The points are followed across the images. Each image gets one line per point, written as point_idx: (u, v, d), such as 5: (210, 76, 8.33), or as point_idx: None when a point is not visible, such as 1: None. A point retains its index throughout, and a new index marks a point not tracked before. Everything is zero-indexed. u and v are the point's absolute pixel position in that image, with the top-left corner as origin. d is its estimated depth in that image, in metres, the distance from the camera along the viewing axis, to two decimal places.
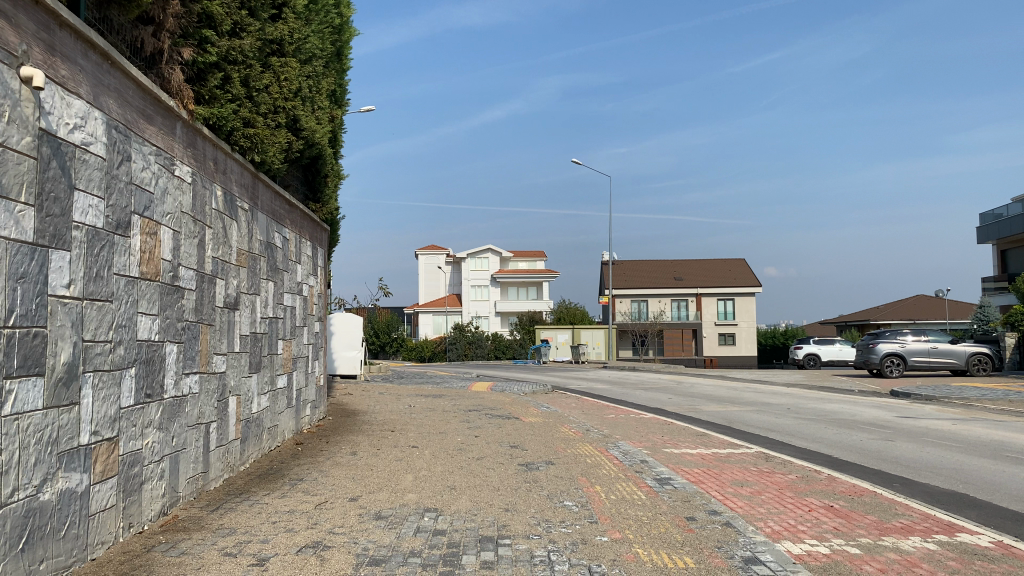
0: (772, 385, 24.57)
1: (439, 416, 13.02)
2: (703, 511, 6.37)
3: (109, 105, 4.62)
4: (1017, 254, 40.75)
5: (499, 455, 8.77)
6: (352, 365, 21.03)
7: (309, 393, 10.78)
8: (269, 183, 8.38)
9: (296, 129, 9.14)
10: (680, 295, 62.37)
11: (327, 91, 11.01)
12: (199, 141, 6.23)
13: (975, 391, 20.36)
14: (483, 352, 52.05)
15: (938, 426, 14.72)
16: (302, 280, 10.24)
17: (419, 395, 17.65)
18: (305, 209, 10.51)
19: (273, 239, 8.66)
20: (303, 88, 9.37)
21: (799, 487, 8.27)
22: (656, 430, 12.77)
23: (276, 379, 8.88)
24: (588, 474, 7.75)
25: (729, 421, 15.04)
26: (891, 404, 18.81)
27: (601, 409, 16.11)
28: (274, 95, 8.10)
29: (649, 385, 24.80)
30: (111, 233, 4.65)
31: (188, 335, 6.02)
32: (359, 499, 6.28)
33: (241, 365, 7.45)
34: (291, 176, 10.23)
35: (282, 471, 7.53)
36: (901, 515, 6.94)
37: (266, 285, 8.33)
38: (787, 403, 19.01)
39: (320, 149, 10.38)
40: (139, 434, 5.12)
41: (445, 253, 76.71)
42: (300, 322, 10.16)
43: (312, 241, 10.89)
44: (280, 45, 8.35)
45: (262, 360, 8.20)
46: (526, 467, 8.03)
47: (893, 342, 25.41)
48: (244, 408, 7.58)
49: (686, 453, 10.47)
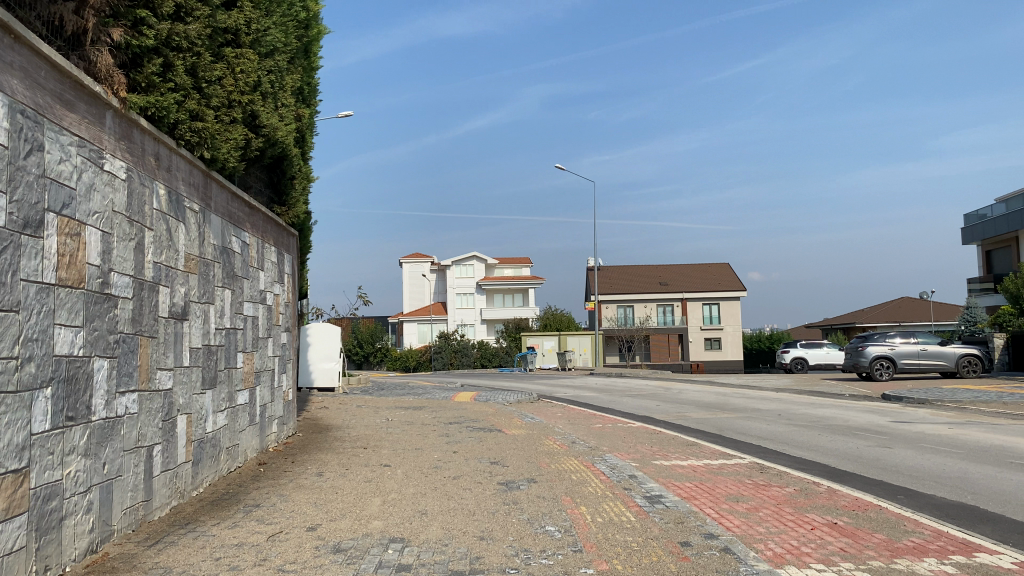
0: (761, 391, 24.05)
1: (417, 430, 12.37)
2: (699, 535, 5.78)
3: (13, 85, 4.03)
4: (1002, 254, 40.60)
5: (478, 473, 8.16)
6: (329, 377, 20.40)
7: (276, 409, 10.14)
8: (224, 183, 7.78)
9: (256, 126, 8.55)
10: (666, 300, 61.95)
11: (292, 89, 10.45)
12: (136, 134, 5.63)
13: (967, 393, 19.95)
14: (469, 361, 51.35)
15: (934, 431, 14.24)
16: (266, 288, 9.63)
17: (399, 407, 17.01)
18: (269, 212, 9.89)
19: (230, 243, 8.05)
20: (263, 82, 8.78)
21: (798, 502, 7.71)
22: (645, 441, 12.19)
23: (235, 395, 8.24)
24: (572, 494, 7.15)
25: (719, 429, 14.48)
26: (884, 409, 18.31)
27: (588, 419, 15.46)
28: (228, 88, 7.51)
29: (636, 392, 24.19)
30: (16, 233, 4.04)
31: (123, 349, 5.40)
32: (318, 529, 5.67)
33: (192, 381, 6.83)
34: (254, 177, 9.65)
35: (237, 496, 6.88)
36: (912, 533, 6.39)
37: (221, 294, 7.72)
38: (778, 409, 18.54)
39: (285, 149, 9.80)
40: (58, 463, 4.49)
41: (431, 261, 76.09)
42: (263, 334, 9.52)
43: (278, 247, 10.28)
44: (235, 34, 7.77)
45: (217, 375, 7.58)
46: (505, 487, 7.42)
47: (882, 344, 24.99)
48: (196, 428, 6.95)
49: (677, 465, 9.89)
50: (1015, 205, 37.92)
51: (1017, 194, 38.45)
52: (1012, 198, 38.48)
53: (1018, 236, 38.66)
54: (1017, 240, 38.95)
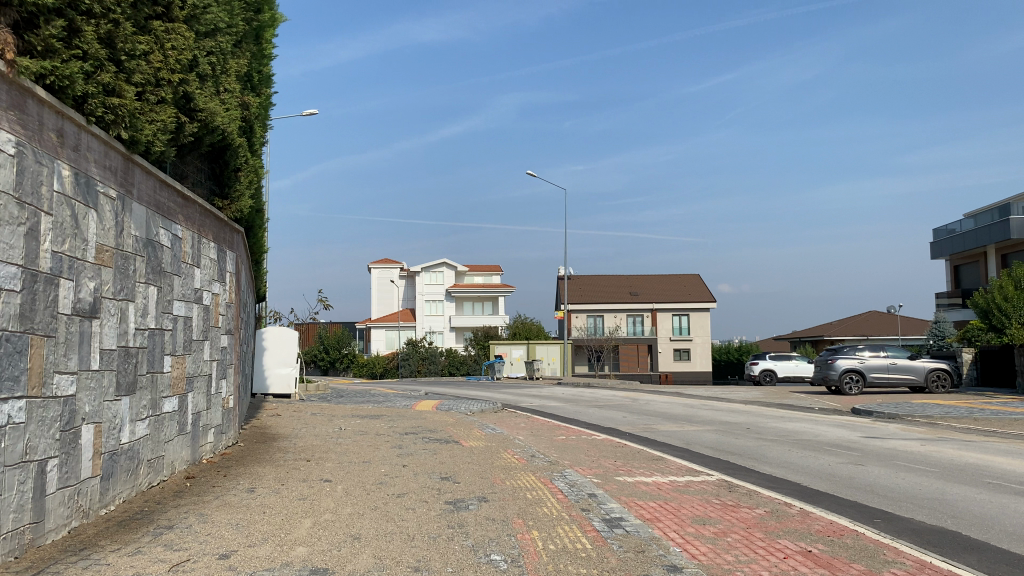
0: (730, 403, 23.65)
1: (370, 441, 11.69)
2: (660, 567, 5.20)
3: None
4: (970, 270, 40.82)
5: (424, 490, 7.49)
6: (285, 384, 19.66)
7: (212, 417, 9.44)
8: (150, 169, 7.10)
9: (189, 109, 7.87)
10: (636, 310, 61.67)
11: (238, 75, 9.77)
12: (31, 105, 4.94)
13: (937, 409, 19.65)
14: (437, 368, 50.63)
15: (907, 447, 13.83)
16: (202, 287, 8.91)
17: (355, 416, 16.26)
18: (207, 204, 9.19)
19: (156, 236, 7.35)
20: (200, 62, 8.10)
21: (769, 526, 7.17)
22: (609, 454, 11.62)
23: (160, 402, 7.53)
24: (525, 515, 6.53)
25: (686, 442, 13.96)
26: (853, 423, 17.93)
27: (551, 430, 14.86)
28: (156, 65, 6.84)
29: (603, 402, 23.67)
30: None
31: (5, 350, 4.69)
32: (231, 557, 5.02)
33: (102, 387, 6.12)
34: (192, 166, 8.97)
35: (150, 516, 6.18)
36: (893, 563, 5.86)
37: (144, 291, 7.02)
38: (746, 422, 18.09)
39: (226, 136, 9.14)
40: None
41: (400, 266, 75.19)
42: (198, 336, 8.81)
43: (218, 243, 9.58)
44: (165, 6, 7.09)
45: (137, 380, 6.88)
46: (452, 506, 6.77)
47: (851, 357, 24.73)
48: (107, 438, 6.24)
49: (641, 482, 9.31)
50: (984, 221, 38.14)
51: (986, 210, 38.69)
52: (981, 213, 38.74)
53: (986, 252, 38.82)
54: (985, 256, 39.11)
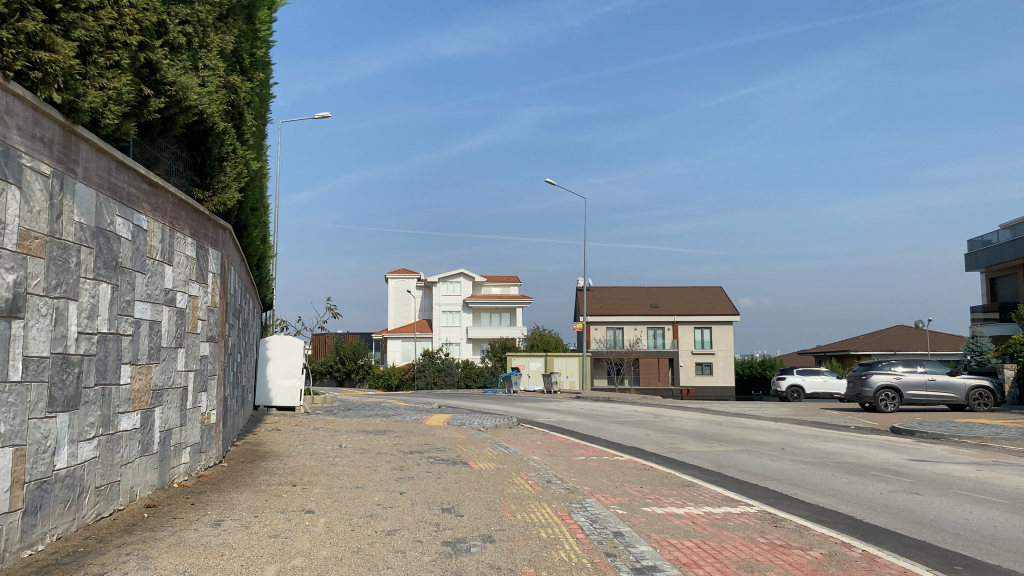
0: (760, 420, 22.28)
1: (368, 462, 10.54)
2: None
3: None
4: (1008, 283, 39.18)
5: (420, 528, 6.34)
6: (289, 396, 18.68)
7: (188, 435, 8.36)
8: (103, 147, 6.09)
9: (156, 80, 6.83)
10: (657, 322, 60.24)
11: (223, 53, 8.74)
12: None
13: (986, 430, 18.23)
14: (453, 380, 49.51)
15: (962, 473, 12.51)
16: (176, 287, 7.88)
17: (361, 431, 15.14)
18: (184, 196, 8.17)
19: (110, 225, 6.28)
20: (169, 26, 7.05)
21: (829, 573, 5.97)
22: (634, 479, 10.43)
23: (114, 419, 6.47)
24: (538, 563, 5.37)
25: (717, 465, 12.72)
26: (896, 445, 16.57)
27: (570, 450, 13.65)
28: (109, 21, 5.83)
29: (624, 419, 22.38)
30: None
31: None
32: None
33: (27, 403, 5.06)
34: (163, 150, 7.94)
35: (80, 561, 5.08)
36: None
37: (90, 288, 5.96)
38: (779, 442, 16.76)
39: (205, 116, 8.09)
40: None
41: (417, 278, 74.32)
42: (169, 343, 7.74)
43: (196, 240, 8.53)
44: None
45: (80, 393, 5.81)
46: (450, 550, 5.64)
47: (887, 373, 23.28)
48: (32, 464, 5.15)
49: (671, 514, 8.12)
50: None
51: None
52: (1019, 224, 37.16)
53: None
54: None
